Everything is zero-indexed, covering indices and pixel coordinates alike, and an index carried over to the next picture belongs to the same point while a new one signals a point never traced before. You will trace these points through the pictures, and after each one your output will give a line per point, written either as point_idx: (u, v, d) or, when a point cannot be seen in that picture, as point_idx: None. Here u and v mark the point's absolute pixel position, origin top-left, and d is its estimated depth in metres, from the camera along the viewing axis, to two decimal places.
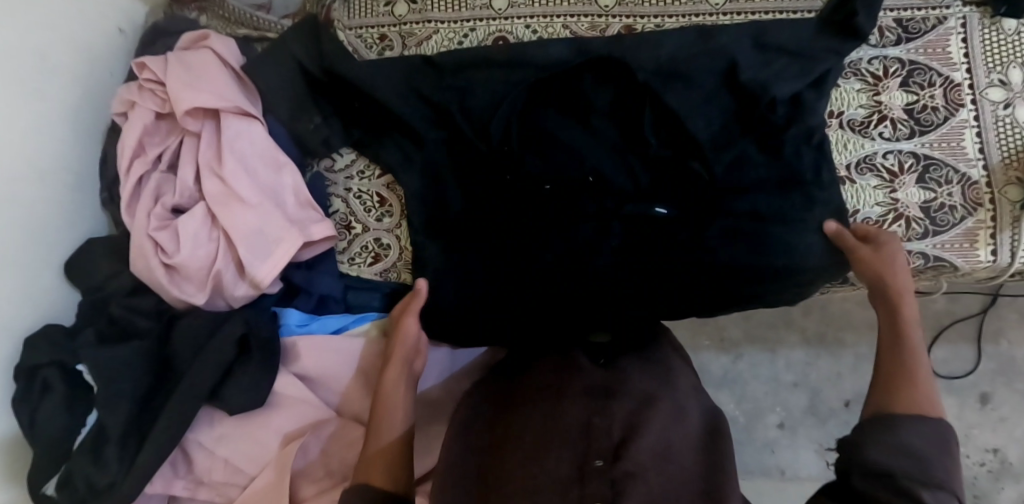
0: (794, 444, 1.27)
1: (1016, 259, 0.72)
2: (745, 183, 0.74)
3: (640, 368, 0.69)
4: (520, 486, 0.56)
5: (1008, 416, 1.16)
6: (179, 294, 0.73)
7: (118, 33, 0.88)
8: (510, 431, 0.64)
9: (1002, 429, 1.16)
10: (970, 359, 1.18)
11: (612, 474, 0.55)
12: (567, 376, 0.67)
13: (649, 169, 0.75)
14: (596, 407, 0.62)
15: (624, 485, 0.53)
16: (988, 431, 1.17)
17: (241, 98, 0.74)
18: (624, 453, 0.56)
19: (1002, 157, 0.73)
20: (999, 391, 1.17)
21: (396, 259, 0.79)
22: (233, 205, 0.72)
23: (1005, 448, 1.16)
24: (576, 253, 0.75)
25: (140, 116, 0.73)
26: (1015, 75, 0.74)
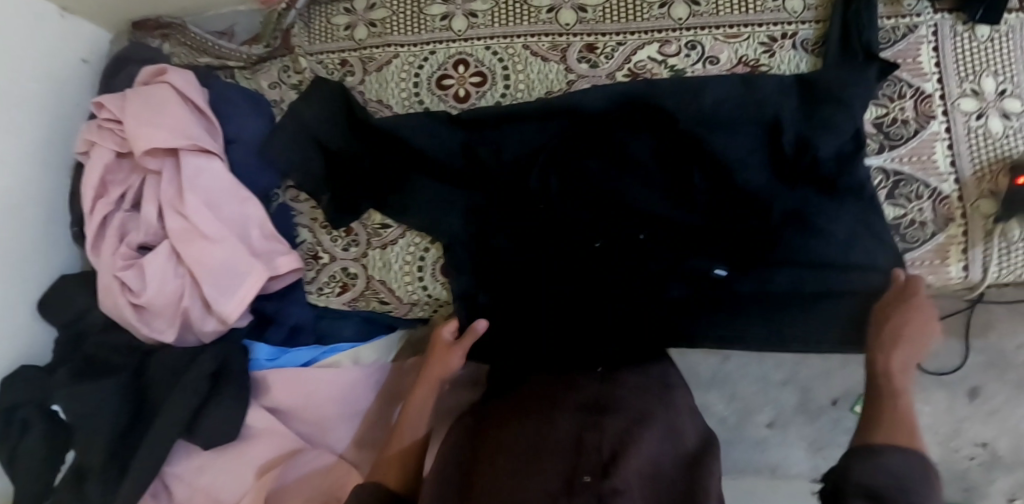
0: (785, 442, 1.24)
1: (987, 275, 0.71)
2: (740, 206, 0.71)
3: (637, 383, 0.65)
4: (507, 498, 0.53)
5: None
6: (149, 333, 0.73)
7: (80, 62, 0.87)
8: (499, 444, 0.60)
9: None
10: None
11: (596, 489, 0.50)
12: (566, 390, 0.63)
13: (683, 196, 0.72)
14: (585, 423, 0.57)
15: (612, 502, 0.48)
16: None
17: (198, 132, 0.73)
18: (614, 468, 0.52)
19: (974, 170, 0.72)
20: None
21: (364, 288, 0.78)
22: (195, 241, 0.72)
23: None
24: (592, 275, 0.73)
25: (101, 156, 0.73)
26: (988, 83, 0.73)
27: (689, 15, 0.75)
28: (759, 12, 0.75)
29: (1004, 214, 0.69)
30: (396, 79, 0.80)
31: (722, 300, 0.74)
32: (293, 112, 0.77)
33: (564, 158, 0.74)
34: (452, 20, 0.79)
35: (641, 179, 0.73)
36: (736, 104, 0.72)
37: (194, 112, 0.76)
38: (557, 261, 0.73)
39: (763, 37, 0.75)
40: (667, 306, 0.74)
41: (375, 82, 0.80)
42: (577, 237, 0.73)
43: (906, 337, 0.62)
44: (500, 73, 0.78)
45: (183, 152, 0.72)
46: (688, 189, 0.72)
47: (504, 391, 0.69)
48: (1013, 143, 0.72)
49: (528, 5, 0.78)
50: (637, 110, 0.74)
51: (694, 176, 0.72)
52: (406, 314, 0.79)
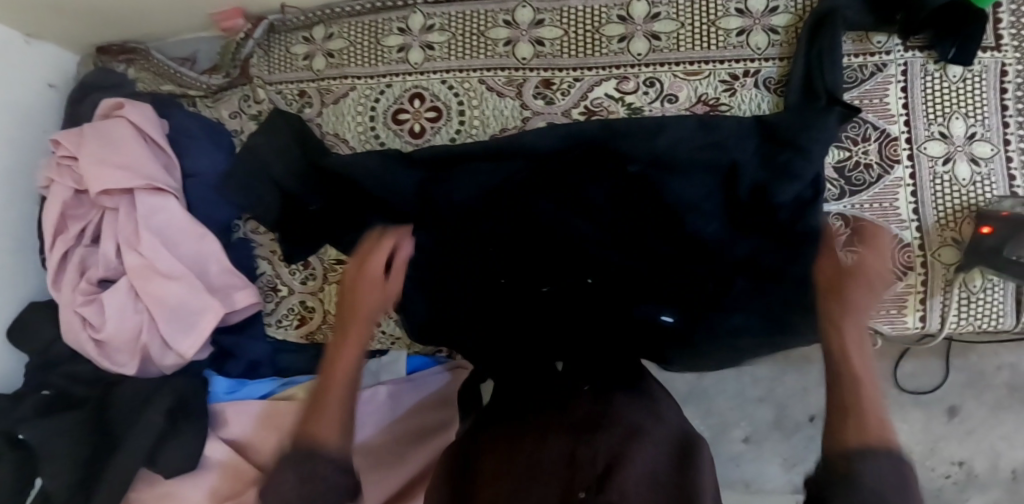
0: (760, 457, 1.17)
1: (945, 325, 0.70)
2: (687, 260, 0.70)
3: (630, 398, 0.60)
4: None
5: (976, 428, 0.99)
6: (111, 366, 0.75)
7: (47, 88, 0.86)
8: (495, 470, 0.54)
9: (968, 443, 0.99)
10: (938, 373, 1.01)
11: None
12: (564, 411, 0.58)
13: (643, 237, 0.70)
14: (578, 440, 0.52)
15: None
16: (954, 442, 1.00)
17: (155, 170, 0.74)
18: (611, 480, 0.46)
19: (938, 217, 0.69)
20: (969, 404, 1.00)
21: (321, 322, 0.79)
22: (152, 278, 0.73)
23: (972, 461, 0.99)
24: (557, 307, 0.71)
25: (59, 193, 0.74)
26: (957, 126, 0.70)
27: (648, 51, 0.74)
28: (722, 48, 0.73)
29: (965, 263, 0.67)
30: (353, 112, 0.79)
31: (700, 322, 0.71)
32: (252, 147, 0.77)
33: (518, 190, 0.72)
34: (409, 52, 0.78)
35: (601, 213, 0.70)
36: (692, 145, 0.71)
37: (152, 147, 0.76)
38: (516, 293, 0.71)
39: (724, 75, 0.73)
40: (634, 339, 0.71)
41: (333, 114, 0.80)
42: (535, 268, 0.71)
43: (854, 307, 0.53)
44: (456, 109, 0.77)
45: (138, 190, 0.73)
46: (648, 218, 0.70)
47: (488, 421, 0.63)
48: (981, 189, 0.69)
49: (484, 37, 0.76)
50: (585, 150, 0.72)
51: (648, 210, 0.70)
52: None
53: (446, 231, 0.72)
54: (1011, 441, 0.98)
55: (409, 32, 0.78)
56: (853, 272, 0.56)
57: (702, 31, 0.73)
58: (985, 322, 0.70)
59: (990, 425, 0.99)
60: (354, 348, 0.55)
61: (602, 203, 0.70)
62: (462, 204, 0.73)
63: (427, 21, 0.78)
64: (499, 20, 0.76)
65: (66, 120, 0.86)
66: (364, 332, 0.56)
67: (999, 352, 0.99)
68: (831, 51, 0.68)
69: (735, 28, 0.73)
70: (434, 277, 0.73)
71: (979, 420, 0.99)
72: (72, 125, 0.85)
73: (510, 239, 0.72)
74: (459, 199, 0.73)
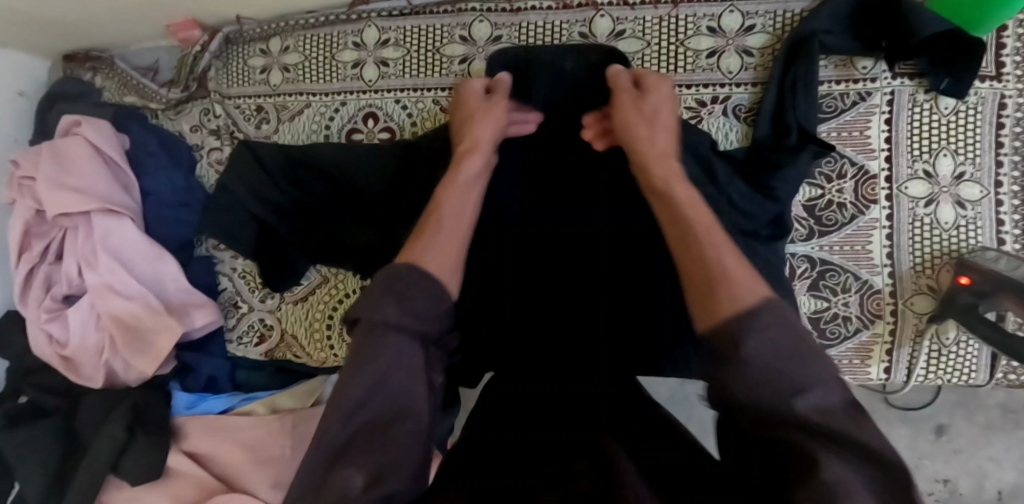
0: None
1: (911, 377, 0.66)
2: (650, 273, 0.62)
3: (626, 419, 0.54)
4: None
5: (965, 448, 0.88)
6: (78, 380, 0.78)
7: (18, 96, 0.87)
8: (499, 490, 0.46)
9: (953, 463, 0.88)
10: (929, 389, 0.89)
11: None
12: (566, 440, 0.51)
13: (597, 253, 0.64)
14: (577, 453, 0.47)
15: None
16: (940, 460, 0.89)
17: (112, 190, 0.75)
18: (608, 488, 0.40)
19: (913, 263, 0.65)
20: (958, 423, 0.88)
21: (278, 341, 0.80)
22: (108, 298, 0.74)
23: (958, 479, 0.88)
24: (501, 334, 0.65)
25: (21, 213, 0.75)
26: (944, 165, 0.64)
27: None
28: (690, 71, 0.68)
29: (938, 315, 0.63)
30: (307, 131, 0.77)
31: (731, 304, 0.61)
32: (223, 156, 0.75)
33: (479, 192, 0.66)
34: (363, 68, 0.75)
35: (576, 222, 0.65)
36: None
37: (109, 166, 0.77)
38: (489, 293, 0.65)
39: (690, 101, 0.68)
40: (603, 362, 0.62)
41: (289, 132, 0.78)
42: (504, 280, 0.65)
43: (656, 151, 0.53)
44: (410, 129, 0.74)
45: (93, 213, 0.73)
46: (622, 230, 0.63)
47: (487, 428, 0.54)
48: (966, 236, 0.64)
49: (439, 54, 0.73)
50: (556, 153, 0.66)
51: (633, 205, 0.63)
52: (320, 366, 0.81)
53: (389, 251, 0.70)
54: (999, 462, 0.87)
55: (364, 46, 0.75)
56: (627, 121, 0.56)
57: (669, 51, 0.68)
58: (956, 376, 0.66)
59: (980, 444, 0.87)
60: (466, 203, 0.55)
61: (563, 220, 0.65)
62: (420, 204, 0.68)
63: (382, 35, 0.74)
64: (455, 35, 0.72)
65: (36, 131, 0.86)
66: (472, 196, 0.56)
67: None
68: (807, 85, 0.63)
69: (706, 48, 0.67)
70: None
71: (968, 438, 0.88)
72: (41, 136, 0.86)
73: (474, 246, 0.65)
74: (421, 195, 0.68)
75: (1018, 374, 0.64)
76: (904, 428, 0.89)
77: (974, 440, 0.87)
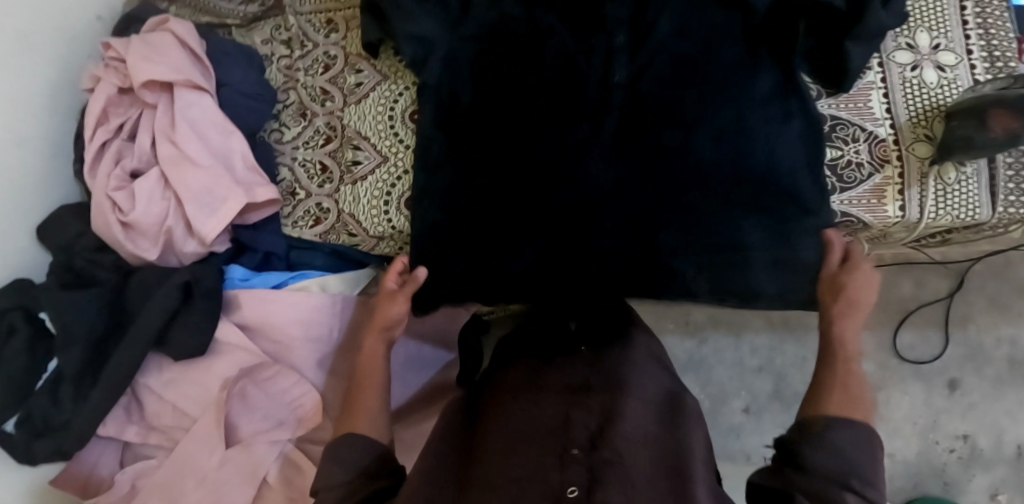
0: (760, 430, 1.24)
1: (923, 215, 0.75)
2: (715, 119, 0.74)
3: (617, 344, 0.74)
4: (504, 466, 0.58)
5: (977, 402, 1.16)
6: (135, 249, 0.80)
7: (96, 20, 0.95)
8: (496, 422, 0.65)
9: (973, 415, 1.16)
10: (937, 344, 1.19)
11: (589, 463, 0.55)
12: (556, 368, 0.71)
13: (670, 125, 0.74)
14: (574, 401, 0.64)
15: (600, 471, 0.54)
16: (957, 416, 1.17)
17: (195, 72, 0.81)
18: (607, 445, 0.57)
19: (909, 116, 0.75)
20: (968, 377, 1.17)
21: (334, 222, 0.84)
22: (183, 165, 0.78)
23: (976, 435, 1.15)
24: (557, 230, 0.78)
25: (104, 90, 0.81)
26: (922, 38, 0.77)
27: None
28: None
29: (938, 156, 0.73)
30: (373, 96, 0.85)
31: (766, 154, 0.73)
32: None
33: (520, 112, 0.77)
34: None
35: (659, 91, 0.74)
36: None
37: (192, 57, 0.84)
38: (523, 232, 0.78)
39: None
40: (676, 222, 0.76)
41: (356, 37, 0.88)
42: (517, 186, 0.77)
43: (367, 375, 0.72)
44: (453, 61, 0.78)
45: (178, 86, 0.80)
46: (665, 133, 0.74)
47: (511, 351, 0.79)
48: (947, 92, 0.76)
49: None
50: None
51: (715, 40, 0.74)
52: (371, 249, 0.85)
53: (461, 133, 0.78)
54: (1014, 416, 1.15)
55: None
56: (839, 307, 0.67)
57: None
58: (961, 214, 0.75)
59: (992, 397, 1.16)
60: (378, 346, 0.73)
61: (644, 80, 0.74)
62: (461, 167, 0.78)
63: None
64: None
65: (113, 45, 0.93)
66: (383, 339, 0.74)
67: (1001, 325, 1.18)
68: None
69: None
70: (463, 196, 0.78)
71: (982, 391, 1.17)
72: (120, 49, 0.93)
73: (506, 147, 0.77)
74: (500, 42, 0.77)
75: (1016, 208, 0.74)
76: (921, 383, 1.18)
77: (985, 397, 1.16)
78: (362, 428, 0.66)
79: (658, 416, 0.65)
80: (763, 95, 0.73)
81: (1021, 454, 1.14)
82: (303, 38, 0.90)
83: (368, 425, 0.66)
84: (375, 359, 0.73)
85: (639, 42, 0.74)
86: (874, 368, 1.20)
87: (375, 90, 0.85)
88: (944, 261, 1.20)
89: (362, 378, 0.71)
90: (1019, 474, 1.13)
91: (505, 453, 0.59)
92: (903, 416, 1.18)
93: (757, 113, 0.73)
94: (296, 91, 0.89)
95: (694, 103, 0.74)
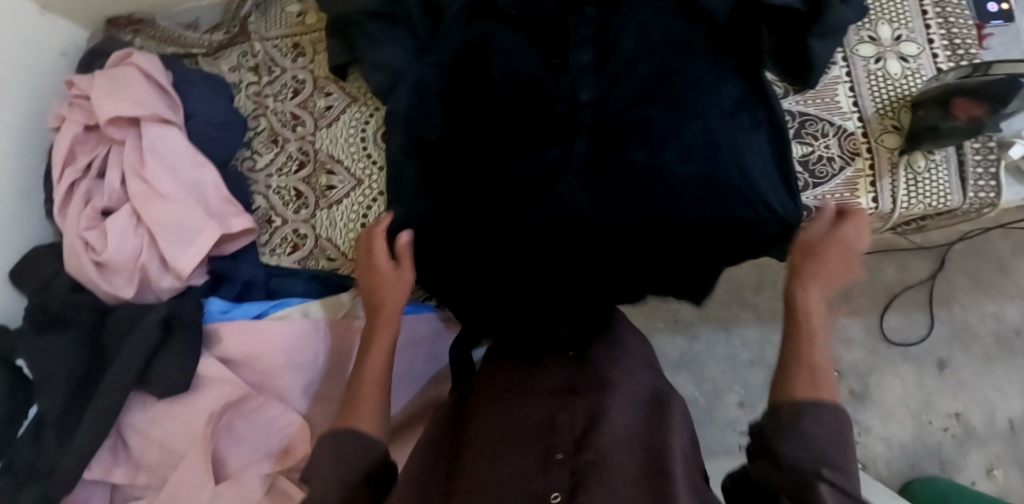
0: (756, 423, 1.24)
1: (897, 205, 0.75)
2: (686, 121, 0.74)
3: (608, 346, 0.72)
4: (487, 476, 0.57)
5: (966, 380, 1.17)
6: (110, 288, 0.78)
7: (61, 56, 0.94)
8: (475, 432, 0.65)
9: (963, 393, 1.17)
10: (923, 325, 1.20)
11: (572, 465, 0.55)
12: (541, 372, 0.70)
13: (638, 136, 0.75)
14: (560, 403, 0.64)
15: (584, 473, 0.54)
16: (948, 396, 1.17)
17: (161, 106, 0.81)
18: (592, 451, 0.56)
19: (876, 108, 0.76)
20: (955, 356, 1.18)
21: (313, 247, 0.84)
22: (154, 200, 0.78)
23: (968, 413, 1.16)
24: (540, 245, 0.77)
25: (70, 129, 0.80)
26: (884, 30, 0.78)
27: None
28: None
29: (907, 146, 0.74)
30: (343, 122, 0.85)
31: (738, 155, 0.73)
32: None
33: (492, 133, 0.78)
34: None
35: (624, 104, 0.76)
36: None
37: (158, 90, 0.83)
38: (500, 259, 0.79)
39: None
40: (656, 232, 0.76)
41: (323, 60, 0.88)
42: (495, 205, 0.77)
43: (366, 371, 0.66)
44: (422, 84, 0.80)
45: (144, 121, 0.79)
46: (635, 144, 0.75)
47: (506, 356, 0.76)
48: (912, 82, 0.76)
49: None
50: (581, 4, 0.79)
51: (678, 43, 0.76)
52: (350, 273, 0.84)
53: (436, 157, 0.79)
54: (1004, 391, 1.16)
55: None
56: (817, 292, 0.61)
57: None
58: (934, 201, 0.76)
59: (980, 374, 1.17)
60: (386, 330, 0.69)
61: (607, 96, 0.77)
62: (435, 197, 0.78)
63: None
64: None
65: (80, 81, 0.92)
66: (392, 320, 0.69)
67: (983, 303, 1.19)
68: None
69: None
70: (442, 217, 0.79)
71: (970, 369, 1.18)
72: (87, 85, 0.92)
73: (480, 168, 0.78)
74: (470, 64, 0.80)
75: (985, 193, 0.75)
76: (911, 365, 1.19)
77: (974, 374, 1.17)
78: (363, 421, 0.61)
79: (648, 419, 0.63)
80: (730, 99, 0.74)
81: (1014, 428, 1.14)
82: (271, 63, 0.90)
83: (370, 417, 0.61)
84: (379, 344, 0.68)
85: (606, 56, 0.77)
86: (862, 353, 1.20)
87: (347, 113, 0.85)
88: (924, 244, 1.22)
89: (364, 360, 0.67)
90: (1013, 449, 1.14)
91: (491, 455, 0.60)
92: (895, 399, 1.18)
93: (724, 116, 0.74)
94: (266, 118, 0.88)
95: (662, 106, 0.75)
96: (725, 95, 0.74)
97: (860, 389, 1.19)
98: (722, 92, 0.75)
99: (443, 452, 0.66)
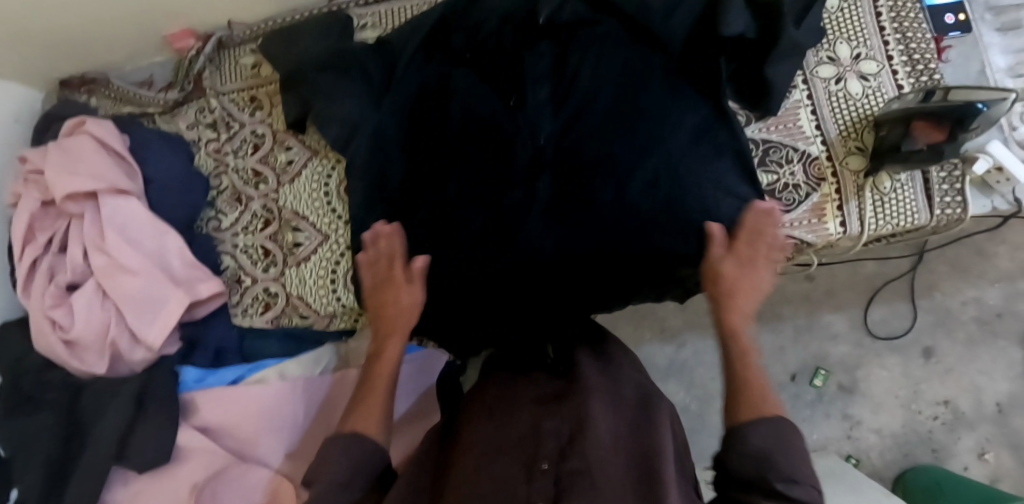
0: None
1: (865, 226, 0.74)
2: (648, 147, 0.72)
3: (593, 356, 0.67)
4: (468, 488, 0.49)
5: (953, 366, 1.17)
6: (81, 365, 0.78)
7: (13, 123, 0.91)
8: (463, 446, 0.57)
9: (950, 379, 1.17)
10: (907, 316, 1.20)
11: (557, 474, 0.48)
12: (526, 388, 0.63)
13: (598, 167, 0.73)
14: (546, 411, 0.56)
15: (568, 483, 0.46)
16: (936, 383, 1.17)
17: (118, 175, 0.79)
18: (577, 456, 0.49)
19: (839, 130, 0.76)
20: (941, 343, 1.18)
21: (284, 305, 0.83)
22: (118, 275, 0.76)
23: (956, 399, 1.16)
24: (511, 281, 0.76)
25: (26, 205, 0.79)
26: (842, 49, 0.77)
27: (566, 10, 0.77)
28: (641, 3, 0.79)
29: (872, 168, 0.73)
30: (305, 178, 0.84)
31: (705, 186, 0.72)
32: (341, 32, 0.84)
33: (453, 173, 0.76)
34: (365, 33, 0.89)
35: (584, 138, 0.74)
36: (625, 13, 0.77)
37: (114, 159, 0.81)
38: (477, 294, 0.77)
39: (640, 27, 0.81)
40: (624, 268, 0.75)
41: (281, 112, 0.87)
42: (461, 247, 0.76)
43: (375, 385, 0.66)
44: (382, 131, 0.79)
45: (101, 194, 0.77)
46: (598, 177, 0.73)
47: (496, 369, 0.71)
48: (873, 101, 0.76)
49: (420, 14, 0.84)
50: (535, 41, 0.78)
51: (633, 72, 0.75)
52: (325, 327, 0.83)
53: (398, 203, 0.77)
54: (991, 374, 1.16)
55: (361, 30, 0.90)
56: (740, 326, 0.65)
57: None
58: (902, 218, 0.75)
59: (966, 359, 1.17)
60: (395, 346, 0.69)
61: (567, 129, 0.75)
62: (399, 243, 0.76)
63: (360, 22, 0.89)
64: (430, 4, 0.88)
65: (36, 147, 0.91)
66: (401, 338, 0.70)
67: (964, 288, 1.19)
68: None
69: None
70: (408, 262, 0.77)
71: (955, 354, 1.18)
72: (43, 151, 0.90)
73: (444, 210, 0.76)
74: (427, 108, 0.79)
75: (953, 209, 0.74)
76: (897, 356, 1.19)
77: (961, 360, 1.17)
78: (363, 425, 0.60)
79: (643, 426, 0.56)
80: (690, 128, 0.73)
81: (1002, 411, 1.15)
82: (228, 117, 0.88)
83: (375, 422, 0.60)
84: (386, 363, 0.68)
85: (563, 87, 0.76)
86: (848, 348, 1.21)
87: (308, 167, 0.85)
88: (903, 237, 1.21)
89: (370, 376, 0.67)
90: (1003, 430, 1.15)
91: (476, 466, 0.51)
92: (884, 391, 1.18)
93: (688, 147, 0.73)
94: (228, 175, 0.87)
95: (622, 136, 0.73)
96: (686, 124, 0.73)
97: (848, 384, 1.19)
98: (682, 121, 0.73)
99: (422, 477, 0.57)
